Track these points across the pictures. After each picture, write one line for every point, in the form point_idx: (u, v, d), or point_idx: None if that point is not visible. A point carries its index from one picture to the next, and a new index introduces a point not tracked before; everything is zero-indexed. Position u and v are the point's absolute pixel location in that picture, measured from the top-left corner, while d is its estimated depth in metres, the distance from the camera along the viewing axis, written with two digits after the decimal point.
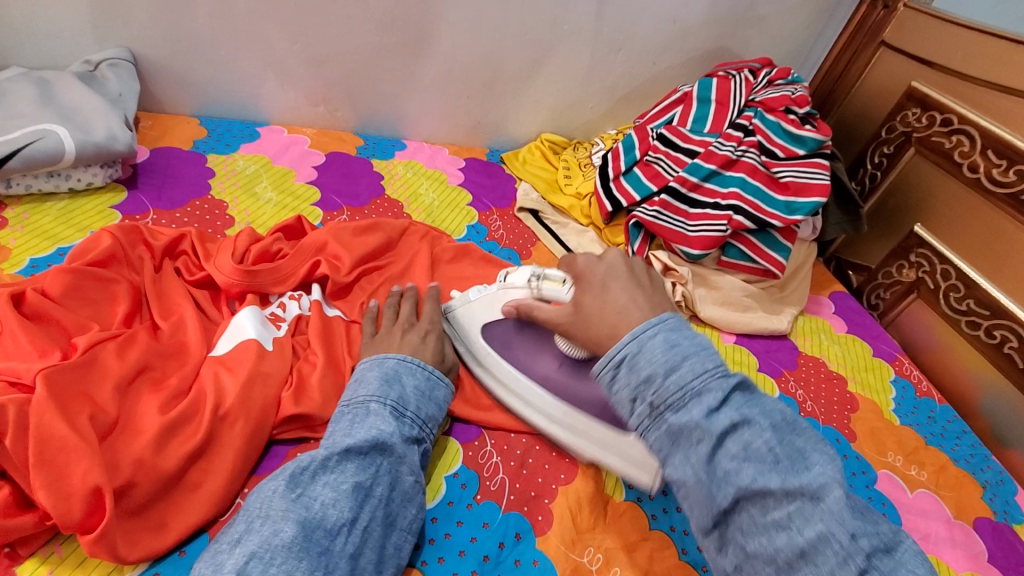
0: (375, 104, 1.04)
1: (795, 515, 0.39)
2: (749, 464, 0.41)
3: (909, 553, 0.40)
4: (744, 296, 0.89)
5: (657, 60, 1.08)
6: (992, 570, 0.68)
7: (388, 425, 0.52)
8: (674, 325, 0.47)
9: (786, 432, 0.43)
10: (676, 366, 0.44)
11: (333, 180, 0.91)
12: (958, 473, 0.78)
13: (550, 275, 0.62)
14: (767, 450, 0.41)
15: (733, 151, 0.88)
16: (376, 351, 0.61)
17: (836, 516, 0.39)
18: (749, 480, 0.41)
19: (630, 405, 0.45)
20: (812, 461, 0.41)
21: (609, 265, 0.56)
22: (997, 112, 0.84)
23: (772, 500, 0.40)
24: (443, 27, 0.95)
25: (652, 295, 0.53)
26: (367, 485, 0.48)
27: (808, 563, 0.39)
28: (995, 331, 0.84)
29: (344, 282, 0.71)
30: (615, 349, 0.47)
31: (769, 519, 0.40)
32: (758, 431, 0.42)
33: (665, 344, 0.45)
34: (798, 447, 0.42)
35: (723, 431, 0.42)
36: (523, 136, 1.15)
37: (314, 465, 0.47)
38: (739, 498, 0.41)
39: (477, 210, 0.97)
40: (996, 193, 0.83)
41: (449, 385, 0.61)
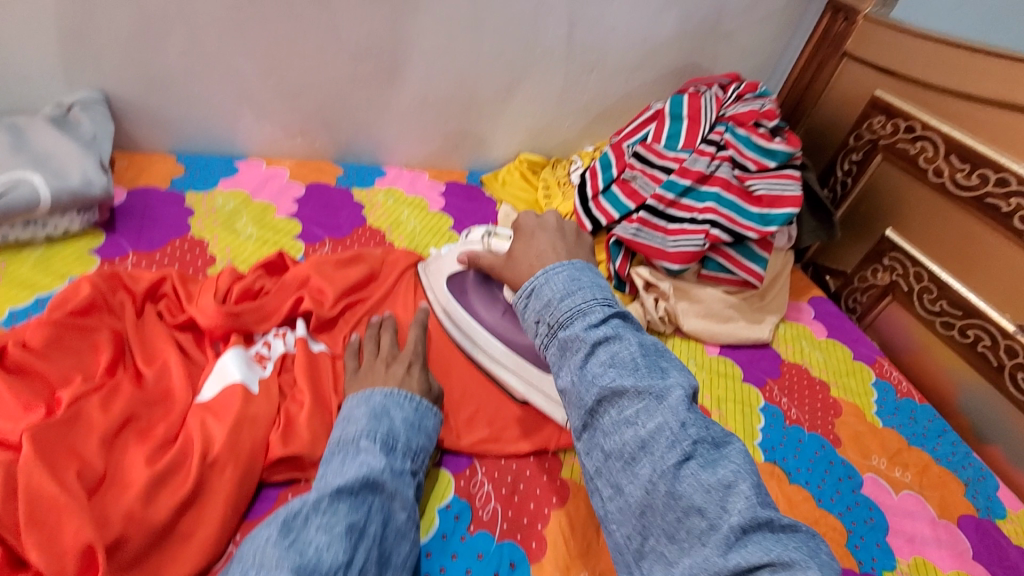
0: (353, 133, 1.04)
1: (641, 411, 0.45)
2: (613, 368, 0.47)
3: (739, 451, 0.44)
4: (726, 308, 0.91)
5: (630, 78, 1.10)
6: (977, 568, 0.70)
7: (378, 461, 0.53)
8: (579, 268, 0.54)
9: (653, 353, 0.48)
10: (571, 293, 0.51)
11: (314, 212, 0.92)
12: (941, 473, 0.79)
13: (498, 233, 0.78)
14: (632, 359, 0.47)
15: (707, 167, 0.90)
16: (362, 388, 0.62)
17: (674, 411, 0.44)
18: (610, 382, 0.46)
19: (536, 328, 0.53)
20: (669, 374, 0.47)
21: (542, 220, 0.65)
22: (957, 118, 0.88)
23: (625, 399, 0.46)
24: (416, 55, 0.96)
25: (572, 246, 0.62)
26: (360, 526, 0.48)
27: (647, 453, 0.44)
28: (968, 330, 0.86)
29: (329, 316, 0.71)
30: (530, 283, 0.55)
31: (622, 415, 0.46)
32: (626, 343, 0.48)
33: (567, 278, 0.52)
34: (661, 363, 0.48)
35: (597, 341, 0.48)
36: (502, 157, 1.16)
37: (306, 508, 0.47)
38: (601, 400, 0.46)
39: (459, 234, 0.97)
40: (961, 197, 0.86)
41: (438, 413, 0.62)
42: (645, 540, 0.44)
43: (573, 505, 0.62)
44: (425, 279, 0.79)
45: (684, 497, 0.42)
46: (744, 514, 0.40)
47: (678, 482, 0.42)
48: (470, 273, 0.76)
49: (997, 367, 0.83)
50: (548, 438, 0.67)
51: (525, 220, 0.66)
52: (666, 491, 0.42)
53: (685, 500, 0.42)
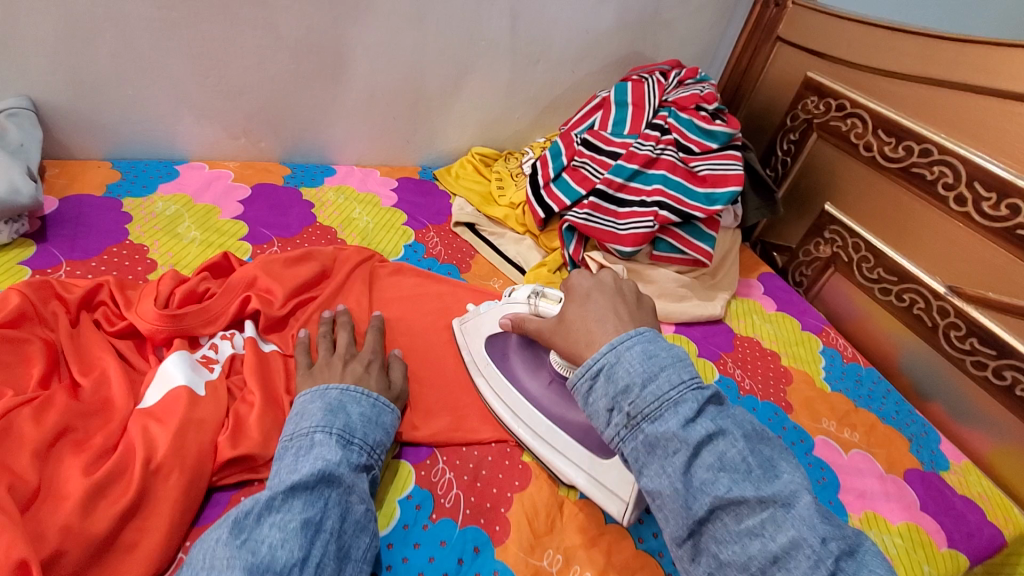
0: (299, 132, 1.02)
1: (766, 521, 0.43)
2: (723, 474, 0.45)
3: (872, 554, 0.44)
4: (679, 287, 0.93)
5: (575, 68, 1.11)
6: (924, 518, 0.73)
7: (334, 454, 0.52)
8: (650, 338, 0.51)
9: (756, 444, 0.47)
10: (654, 378, 0.48)
11: (261, 213, 0.89)
12: (887, 430, 0.83)
13: (547, 293, 0.68)
14: (740, 460, 0.45)
15: (653, 150, 0.92)
16: (316, 384, 0.60)
17: (804, 521, 0.43)
18: (724, 489, 0.44)
19: (607, 416, 0.49)
20: (780, 472, 0.46)
21: (597, 279, 0.61)
22: (880, 94, 0.93)
23: (745, 507, 0.44)
24: (359, 51, 0.95)
25: (635, 310, 0.57)
26: (317, 520, 0.47)
27: (779, 566, 0.42)
28: (904, 295, 0.91)
29: (278, 315, 0.70)
30: (593, 360, 0.51)
31: (741, 525, 0.44)
32: (730, 441, 0.46)
33: (644, 356, 0.50)
34: (766, 457, 0.47)
35: (700, 442, 0.46)
36: (454, 152, 1.16)
37: (259, 506, 0.46)
38: (715, 508, 0.44)
39: (412, 229, 0.96)
40: (890, 168, 0.91)
41: (395, 410, 0.61)
42: None
43: (535, 487, 0.63)
44: (461, 337, 0.74)
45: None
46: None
47: None
48: (513, 336, 0.72)
49: (932, 328, 0.88)
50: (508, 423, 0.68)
51: (577, 280, 0.62)
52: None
53: None
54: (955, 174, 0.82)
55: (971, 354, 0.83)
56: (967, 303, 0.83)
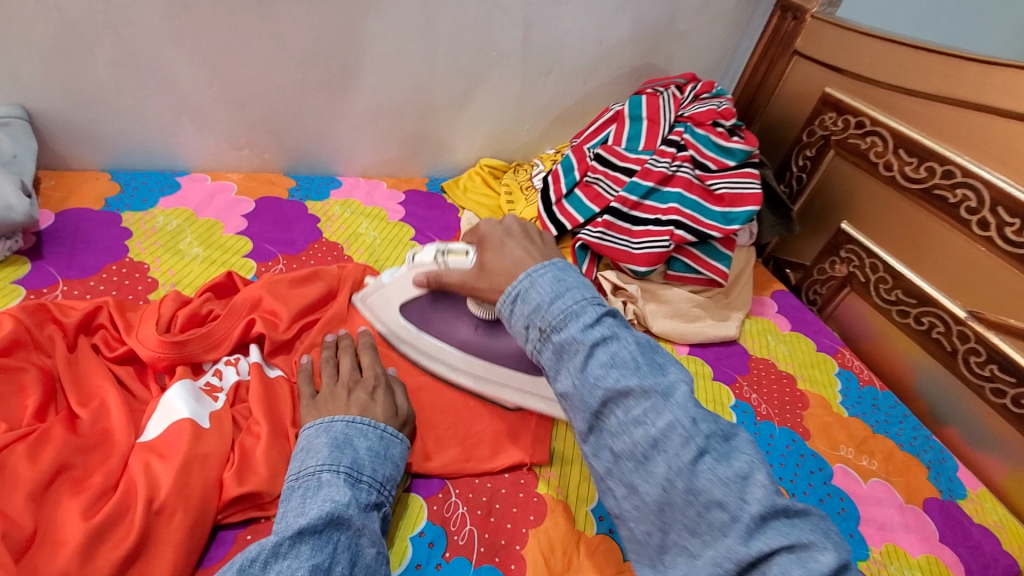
0: (304, 142, 1.00)
1: (649, 410, 0.44)
2: (615, 370, 0.45)
3: (747, 440, 0.44)
4: (694, 307, 0.91)
5: (587, 80, 1.09)
6: (944, 551, 0.71)
7: (342, 495, 0.49)
8: (562, 267, 0.52)
9: (649, 348, 0.47)
10: (561, 294, 0.49)
11: (265, 228, 0.87)
12: (905, 458, 0.81)
13: (452, 249, 0.65)
14: (631, 358, 0.46)
15: (668, 167, 0.90)
16: (321, 416, 0.58)
17: (681, 406, 0.43)
18: (614, 382, 0.45)
19: (524, 332, 0.50)
20: (668, 369, 0.46)
21: (505, 227, 0.61)
22: (902, 113, 0.90)
23: (632, 398, 0.44)
24: (367, 61, 0.93)
25: (544, 248, 0.59)
26: (325, 566, 0.43)
27: (659, 450, 0.43)
28: (923, 318, 0.89)
29: (283, 339, 0.67)
30: (513, 287, 0.52)
31: (628, 416, 0.44)
32: (624, 343, 0.47)
33: (553, 278, 0.50)
34: (658, 360, 0.47)
35: (595, 342, 0.46)
36: (461, 164, 1.13)
37: (264, 555, 0.42)
38: (607, 401, 0.45)
39: (420, 244, 0.93)
40: (911, 189, 0.89)
41: (405, 441, 0.58)
42: (665, 534, 0.43)
43: (551, 521, 0.60)
44: (369, 311, 0.72)
45: (704, 492, 0.41)
46: (763, 502, 0.40)
47: (697, 478, 0.41)
48: (424, 296, 0.70)
49: (951, 352, 0.86)
50: (522, 452, 0.66)
51: (490, 232, 0.62)
52: (684, 488, 0.41)
53: (705, 496, 0.41)
54: (978, 198, 0.80)
55: (990, 381, 0.81)
56: (988, 329, 0.81)
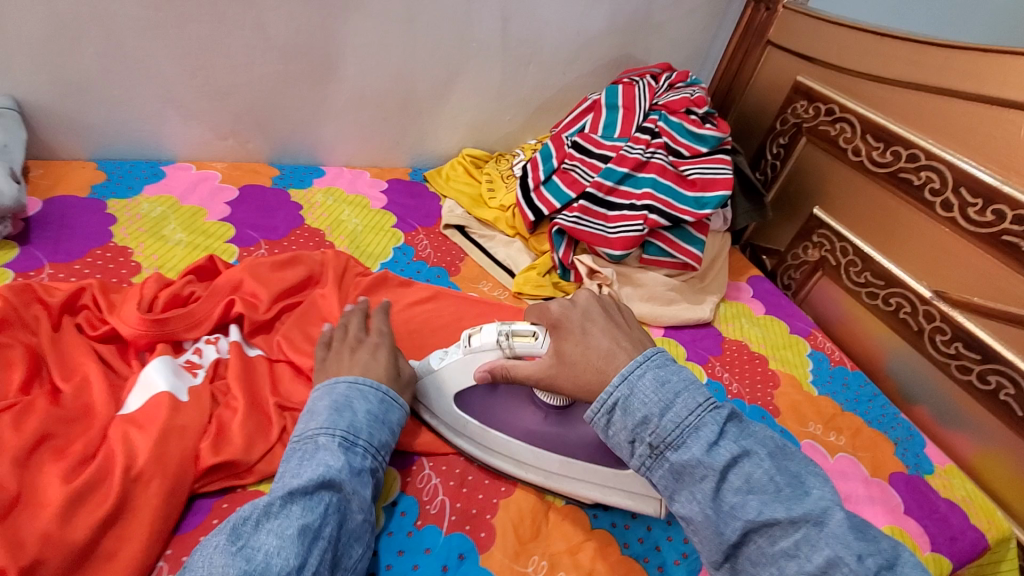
0: (287, 132, 1.01)
1: (801, 542, 0.43)
2: (752, 496, 0.45)
3: (913, 565, 0.43)
4: (668, 290, 0.93)
5: (567, 70, 1.11)
6: (909, 522, 0.74)
7: (336, 459, 0.51)
8: (660, 363, 0.50)
9: (780, 459, 0.47)
10: (671, 405, 0.48)
11: (248, 214, 0.89)
12: (872, 434, 0.84)
13: (517, 330, 0.59)
14: (767, 481, 0.45)
15: (642, 154, 0.93)
16: (326, 375, 0.60)
17: (838, 538, 0.42)
18: (754, 512, 0.44)
19: (631, 447, 0.49)
20: (808, 488, 0.45)
21: (581, 308, 0.57)
22: (870, 99, 0.93)
23: (777, 528, 0.44)
24: (348, 51, 0.95)
25: (630, 332, 0.55)
26: (315, 527, 0.46)
27: None
28: (891, 299, 0.92)
29: (263, 320, 0.69)
30: (606, 393, 0.50)
31: (776, 547, 0.43)
32: (755, 462, 0.46)
33: (656, 383, 0.49)
34: (793, 473, 0.46)
35: (725, 466, 0.45)
36: (445, 153, 1.15)
37: (257, 512, 0.46)
38: (747, 530, 0.44)
39: (402, 231, 0.95)
40: (878, 173, 0.91)
41: (404, 408, 0.60)
42: None
43: (521, 492, 0.63)
44: (424, 401, 0.66)
45: None
46: None
47: None
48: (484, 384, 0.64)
49: (917, 332, 0.89)
50: None
51: (563, 313, 0.57)
52: None
53: None
54: (942, 179, 0.83)
55: (956, 358, 0.84)
56: (952, 307, 0.84)
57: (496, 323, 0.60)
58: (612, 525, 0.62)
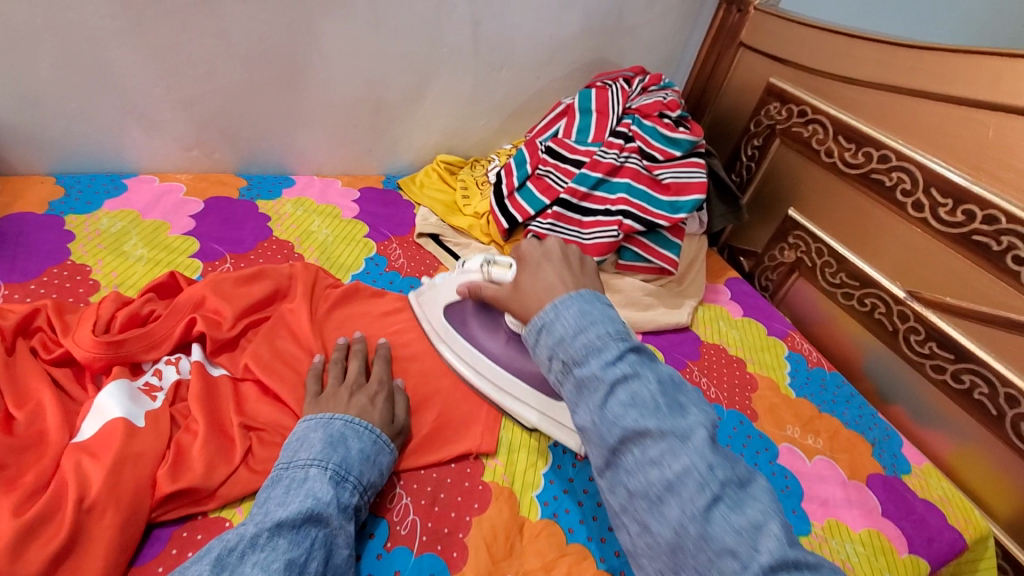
0: (255, 142, 0.99)
1: (665, 452, 0.47)
2: (634, 410, 0.48)
3: (761, 488, 0.47)
4: (646, 295, 0.92)
5: (540, 74, 1.10)
6: (886, 524, 0.74)
7: (325, 492, 0.50)
8: (588, 299, 0.55)
9: (671, 389, 0.50)
10: (584, 329, 0.53)
11: (213, 228, 0.86)
12: (850, 436, 0.84)
13: (498, 261, 0.72)
14: (651, 399, 0.49)
15: (616, 159, 0.92)
16: (320, 412, 0.59)
17: (697, 451, 0.46)
18: (633, 422, 0.48)
19: (549, 363, 0.55)
20: (687, 412, 0.49)
21: (545, 249, 0.65)
22: (841, 100, 0.93)
23: (649, 439, 0.47)
24: (316, 58, 0.93)
25: (579, 276, 0.61)
26: (301, 562, 0.45)
27: (674, 492, 0.46)
28: (866, 299, 0.92)
29: (227, 338, 0.67)
30: (540, 317, 0.56)
31: (646, 456, 0.47)
32: (645, 384, 0.49)
33: (578, 314, 0.54)
34: (678, 400, 0.50)
35: (616, 381, 0.50)
36: (419, 160, 1.14)
37: (241, 545, 0.44)
38: (625, 440, 0.48)
39: (374, 241, 0.93)
40: (850, 174, 0.92)
41: (395, 451, 0.59)
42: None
43: (495, 509, 0.61)
44: (418, 309, 0.79)
45: (716, 539, 0.43)
46: (772, 553, 0.42)
47: (709, 524, 0.44)
48: (468, 303, 0.77)
49: (892, 332, 0.89)
50: (470, 441, 0.66)
51: (529, 251, 0.66)
52: (696, 533, 0.44)
53: (716, 543, 0.43)
54: (913, 180, 0.83)
55: (930, 358, 0.84)
56: (926, 307, 0.84)
57: (483, 253, 0.73)
58: (589, 538, 0.61)
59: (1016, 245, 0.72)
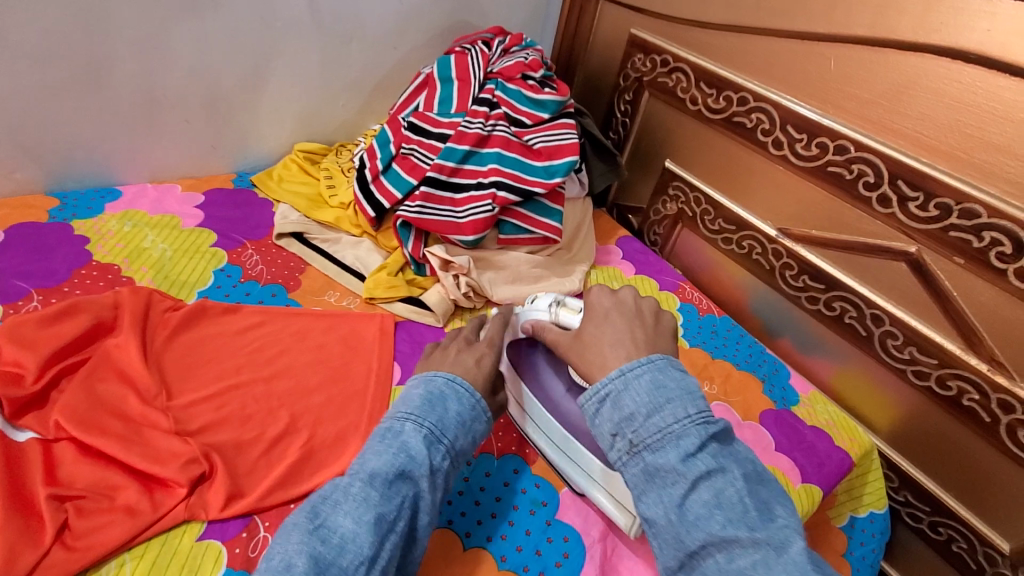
0: (64, 153, 0.84)
1: (758, 564, 0.43)
2: (720, 513, 0.45)
3: None
4: (533, 268, 0.88)
5: (397, 44, 1.01)
6: (780, 458, 0.76)
7: (419, 452, 0.51)
8: (661, 366, 0.51)
9: (755, 483, 0.48)
10: (659, 408, 0.48)
11: (15, 260, 0.72)
12: (742, 377, 0.86)
13: (569, 303, 0.64)
14: (738, 501, 0.45)
15: (483, 128, 0.86)
16: (428, 369, 0.60)
17: (798, 568, 0.42)
18: (719, 528, 0.44)
19: (610, 440, 0.50)
20: (776, 515, 0.46)
21: (616, 298, 0.59)
22: (698, 46, 0.93)
23: (738, 547, 0.44)
24: (120, 46, 0.79)
25: (653, 334, 0.56)
26: (389, 520, 0.47)
27: None
28: (744, 242, 0.94)
29: (29, 393, 0.56)
30: (602, 384, 0.51)
31: (733, 565, 0.43)
32: (730, 480, 0.46)
33: (651, 384, 0.49)
34: (764, 499, 0.47)
35: (699, 477, 0.46)
36: (275, 152, 1.02)
37: (336, 492, 0.48)
38: (707, 544, 0.45)
39: (225, 249, 0.82)
40: (715, 120, 0.92)
41: (489, 420, 0.58)
42: None
43: None
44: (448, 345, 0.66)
45: None
46: None
47: None
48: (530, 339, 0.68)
49: (769, 270, 0.91)
50: (347, 460, 0.60)
51: (597, 298, 0.60)
52: None
53: None
54: (770, 119, 0.84)
55: (805, 291, 0.88)
56: (796, 243, 0.87)
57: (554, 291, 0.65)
58: (487, 540, 0.59)
59: (865, 173, 0.75)
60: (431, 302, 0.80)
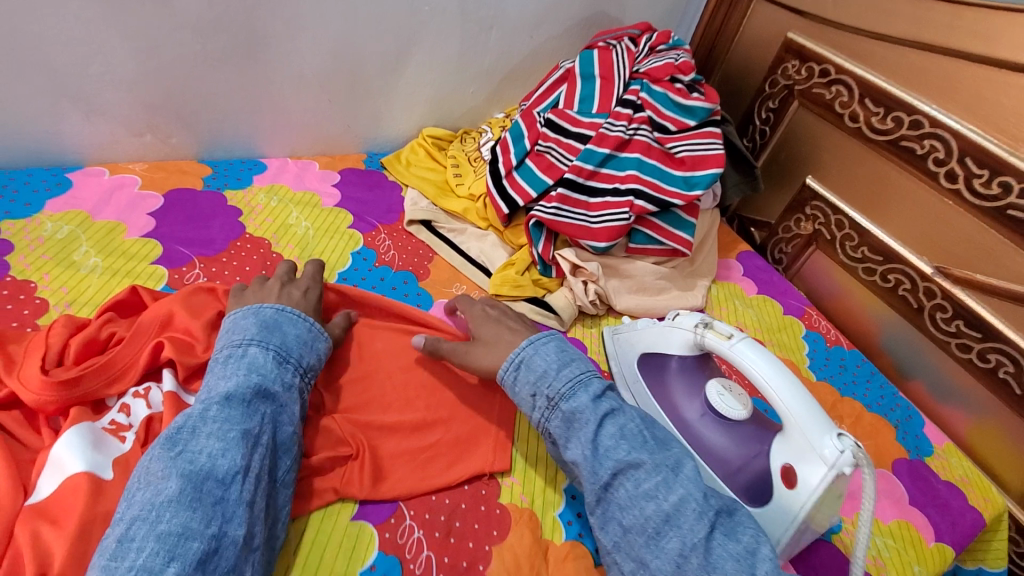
0: (216, 126, 0.88)
1: (659, 485, 0.51)
2: (624, 442, 0.54)
3: (745, 512, 0.52)
4: (658, 279, 0.86)
5: (534, 34, 0.99)
6: (915, 514, 0.71)
7: (267, 371, 0.53)
8: (564, 339, 0.62)
9: (652, 424, 0.57)
10: (567, 364, 0.58)
11: (176, 227, 0.77)
12: (873, 420, 0.80)
13: (716, 326, 0.63)
14: (638, 433, 0.54)
15: (625, 131, 0.83)
16: (245, 304, 0.61)
17: (690, 480, 0.51)
18: (624, 454, 0.53)
19: (531, 400, 0.58)
20: (671, 445, 0.55)
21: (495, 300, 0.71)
22: (870, 59, 0.84)
23: (642, 472, 0.52)
24: (279, 25, 0.81)
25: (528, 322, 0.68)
26: (254, 433, 0.49)
27: (671, 522, 0.49)
28: (889, 275, 0.87)
29: (202, 362, 0.59)
30: (517, 354, 0.60)
31: (639, 490, 0.51)
32: (630, 418, 0.56)
33: (558, 349, 0.60)
34: (662, 436, 0.56)
35: (604, 414, 0.55)
36: (402, 134, 1.03)
37: (192, 421, 0.48)
38: (617, 473, 0.52)
39: (360, 231, 0.85)
40: (877, 141, 0.84)
41: (329, 339, 0.62)
42: None
43: (515, 536, 0.57)
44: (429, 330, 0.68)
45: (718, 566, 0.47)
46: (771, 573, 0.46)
47: (710, 553, 0.48)
48: (671, 359, 0.69)
49: (917, 309, 0.84)
50: (481, 460, 0.61)
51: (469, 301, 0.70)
52: (699, 561, 0.47)
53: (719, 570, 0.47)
54: (946, 149, 0.76)
55: (956, 337, 0.80)
56: (954, 285, 0.79)
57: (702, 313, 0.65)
58: None
59: None
60: (558, 307, 0.79)
